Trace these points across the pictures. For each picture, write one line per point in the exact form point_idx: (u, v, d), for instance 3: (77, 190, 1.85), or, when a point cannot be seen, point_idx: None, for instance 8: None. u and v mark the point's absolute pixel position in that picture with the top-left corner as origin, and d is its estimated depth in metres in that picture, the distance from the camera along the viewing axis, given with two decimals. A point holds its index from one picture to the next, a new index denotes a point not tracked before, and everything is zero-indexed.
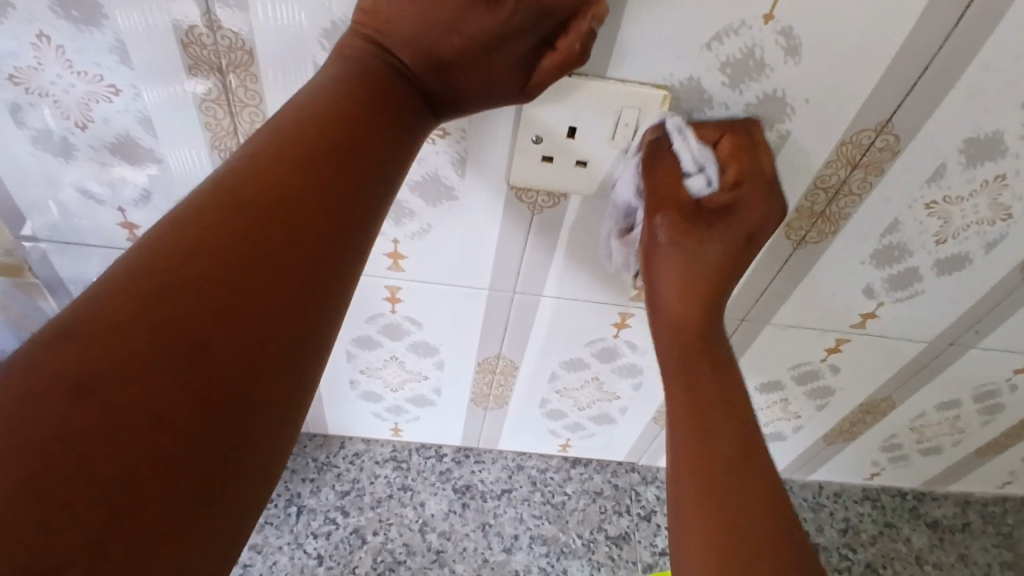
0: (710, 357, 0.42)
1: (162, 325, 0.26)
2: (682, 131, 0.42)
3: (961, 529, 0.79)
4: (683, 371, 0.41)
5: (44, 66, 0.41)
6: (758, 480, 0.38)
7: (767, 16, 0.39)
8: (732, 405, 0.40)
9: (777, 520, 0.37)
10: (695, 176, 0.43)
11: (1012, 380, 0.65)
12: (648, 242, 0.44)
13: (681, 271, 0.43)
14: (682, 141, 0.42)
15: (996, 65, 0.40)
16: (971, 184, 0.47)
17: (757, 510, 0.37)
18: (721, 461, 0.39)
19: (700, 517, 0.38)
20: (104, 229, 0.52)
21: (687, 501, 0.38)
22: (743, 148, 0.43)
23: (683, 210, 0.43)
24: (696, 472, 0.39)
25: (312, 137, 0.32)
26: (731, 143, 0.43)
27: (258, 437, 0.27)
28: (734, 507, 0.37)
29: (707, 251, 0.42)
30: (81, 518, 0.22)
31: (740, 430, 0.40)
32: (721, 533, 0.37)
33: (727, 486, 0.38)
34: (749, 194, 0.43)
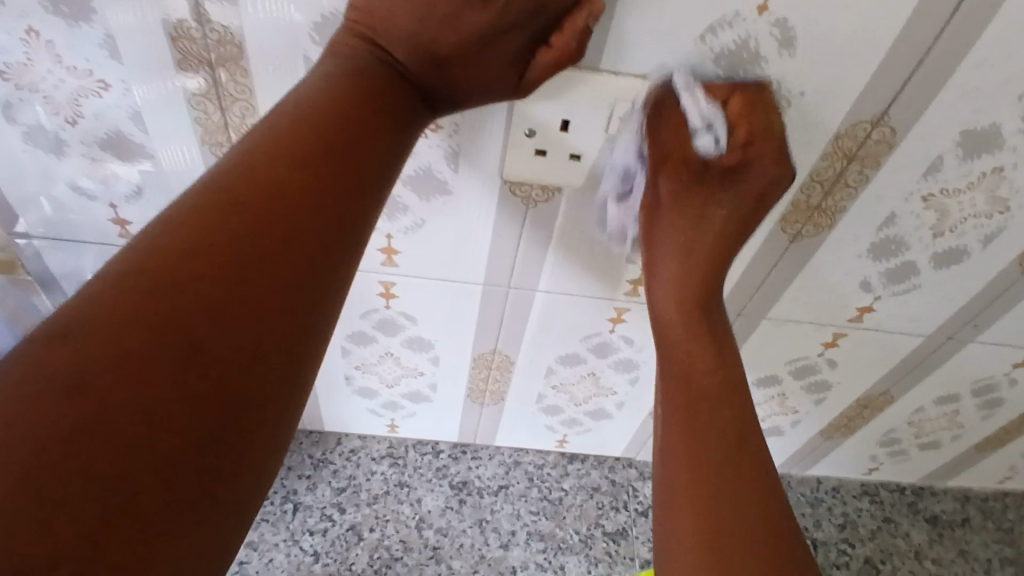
0: (707, 339, 0.43)
1: (153, 324, 0.25)
2: (692, 87, 0.41)
3: (959, 524, 0.79)
4: (677, 357, 0.43)
5: (33, 60, 0.41)
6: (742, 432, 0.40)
7: (761, 7, 0.38)
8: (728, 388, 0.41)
9: (760, 473, 0.39)
10: (703, 136, 0.43)
11: (1010, 374, 0.65)
12: (650, 200, 0.45)
13: (676, 251, 0.44)
14: (691, 98, 0.41)
15: (993, 57, 0.40)
16: (968, 177, 0.47)
17: (746, 494, 0.38)
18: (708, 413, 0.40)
19: (683, 500, 0.39)
20: (95, 224, 0.51)
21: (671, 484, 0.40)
22: (752, 108, 0.41)
23: (691, 165, 0.43)
24: (685, 455, 0.40)
25: (306, 135, 0.32)
26: (740, 103, 0.41)
27: (253, 434, 0.27)
28: (724, 475, 0.39)
29: (713, 211, 0.44)
30: (72, 518, 0.22)
31: (734, 414, 0.41)
32: (704, 519, 0.38)
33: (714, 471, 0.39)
34: (754, 151, 0.42)
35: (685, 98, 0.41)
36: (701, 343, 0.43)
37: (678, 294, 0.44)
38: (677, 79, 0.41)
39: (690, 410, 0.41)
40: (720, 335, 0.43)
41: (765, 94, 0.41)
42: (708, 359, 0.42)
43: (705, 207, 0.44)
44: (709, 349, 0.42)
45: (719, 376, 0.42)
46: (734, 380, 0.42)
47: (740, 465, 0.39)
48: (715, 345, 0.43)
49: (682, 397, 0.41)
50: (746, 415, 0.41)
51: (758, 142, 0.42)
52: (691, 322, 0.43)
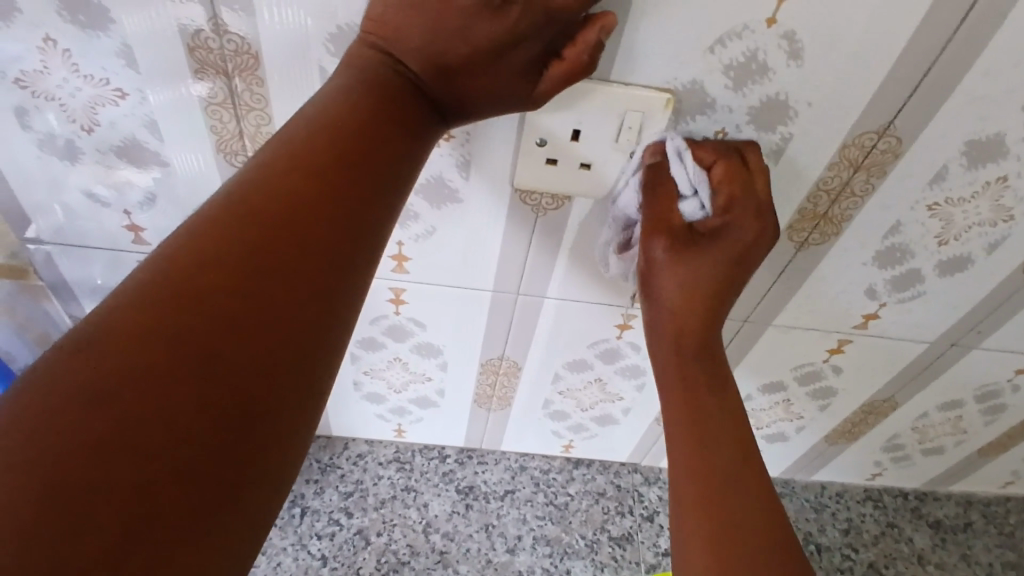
0: (705, 372, 0.44)
1: (176, 334, 0.26)
2: (682, 155, 0.43)
3: (963, 529, 0.79)
4: (680, 392, 0.43)
5: (50, 69, 0.41)
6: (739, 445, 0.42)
7: (770, 19, 0.39)
8: (731, 420, 0.42)
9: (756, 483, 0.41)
10: (690, 198, 0.44)
11: (1014, 380, 0.66)
12: (647, 263, 0.45)
13: (674, 306, 0.44)
14: (680, 164, 0.43)
15: (998, 68, 0.41)
16: (973, 185, 0.47)
17: (757, 522, 0.39)
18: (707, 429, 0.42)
19: (697, 534, 0.39)
20: (108, 231, 0.52)
21: (684, 519, 0.40)
22: (737, 176, 0.43)
23: (677, 230, 0.44)
24: (694, 487, 0.40)
25: (322, 147, 0.32)
26: (724, 170, 0.43)
27: (272, 442, 0.27)
28: (724, 490, 0.40)
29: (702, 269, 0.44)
30: (99, 526, 0.22)
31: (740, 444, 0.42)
32: (718, 550, 0.38)
33: (725, 502, 0.40)
34: (733, 219, 0.44)
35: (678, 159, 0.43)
36: (703, 380, 0.43)
37: (674, 340, 0.45)
38: (668, 145, 0.43)
39: (698, 443, 0.41)
40: (720, 368, 0.44)
41: (753, 161, 0.44)
42: (711, 393, 0.43)
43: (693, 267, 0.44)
44: (711, 385, 0.43)
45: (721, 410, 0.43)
46: (736, 413, 0.43)
47: (740, 478, 0.41)
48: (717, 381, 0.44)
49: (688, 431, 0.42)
50: (750, 443, 0.42)
51: (739, 206, 0.43)
52: (692, 360, 0.44)
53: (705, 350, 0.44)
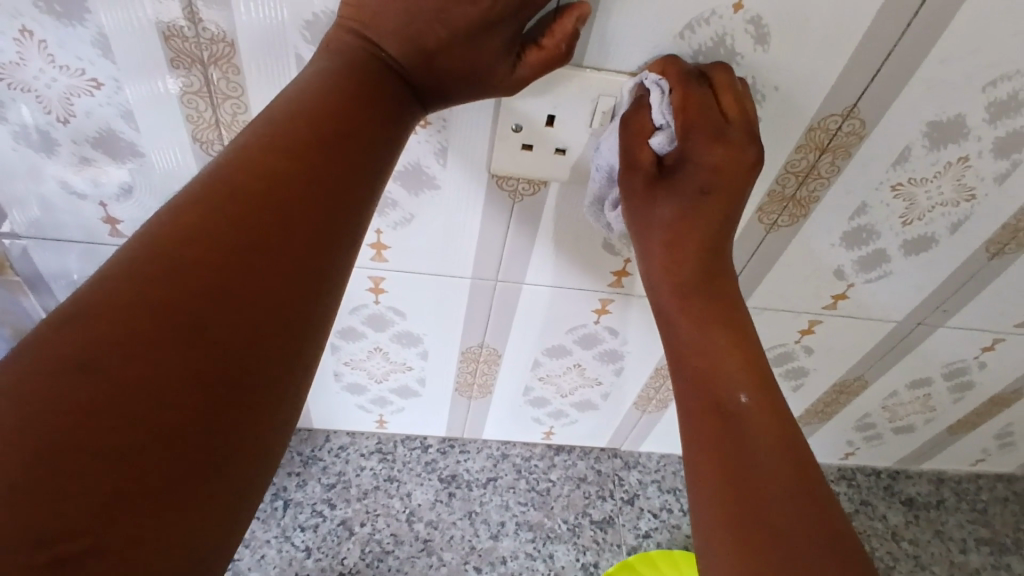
0: (715, 317, 0.41)
1: (162, 308, 0.26)
2: (660, 86, 0.41)
3: (935, 506, 0.82)
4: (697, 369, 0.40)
5: (26, 60, 0.41)
6: (754, 385, 0.39)
7: (737, 5, 0.40)
8: (761, 397, 0.38)
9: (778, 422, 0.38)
10: (660, 133, 0.42)
11: (981, 358, 0.68)
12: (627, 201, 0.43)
13: (665, 257, 0.42)
14: (658, 95, 0.41)
15: (957, 51, 0.42)
16: (936, 166, 0.49)
17: (794, 509, 0.34)
18: (717, 371, 0.39)
19: (720, 525, 0.35)
20: (85, 223, 0.52)
21: (706, 509, 0.36)
22: (693, 98, 0.40)
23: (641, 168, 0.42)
24: (707, 444, 0.37)
25: (302, 128, 0.32)
26: (682, 93, 0.40)
27: (257, 415, 0.27)
28: (739, 429, 0.37)
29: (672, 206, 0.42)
30: (85, 491, 0.23)
31: (771, 422, 0.37)
32: (739, 519, 0.35)
33: (754, 488, 0.35)
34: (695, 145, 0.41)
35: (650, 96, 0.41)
36: (724, 347, 0.40)
37: (672, 284, 0.42)
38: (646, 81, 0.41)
39: (722, 424, 0.38)
40: (745, 337, 0.40)
41: (718, 80, 0.41)
42: (735, 367, 0.39)
43: (664, 210, 0.42)
44: (733, 355, 0.39)
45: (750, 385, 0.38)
46: (767, 388, 0.39)
47: (756, 417, 0.37)
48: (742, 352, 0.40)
49: (709, 410, 0.38)
50: (778, 408, 0.38)
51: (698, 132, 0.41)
52: (710, 332, 0.40)
53: (722, 318, 0.41)
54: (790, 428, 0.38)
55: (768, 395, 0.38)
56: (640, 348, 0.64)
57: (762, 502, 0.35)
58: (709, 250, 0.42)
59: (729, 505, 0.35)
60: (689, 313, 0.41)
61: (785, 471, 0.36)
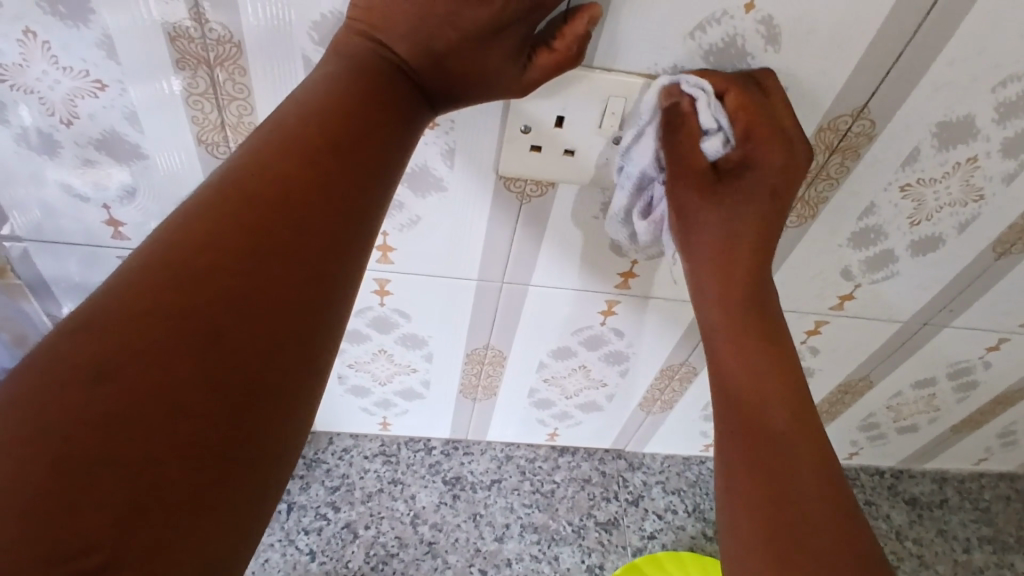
0: (760, 332, 0.41)
1: (180, 316, 0.26)
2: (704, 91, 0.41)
3: (938, 505, 0.82)
4: (737, 372, 0.40)
5: (29, 62, 0.41)
6: (794, 406, 0.39)
7: (748, 5, 0.40)
8: (796, 405, 0.39)
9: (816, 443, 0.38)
10: (713, 136, 0.43)
11: (985, 358, 0.68)
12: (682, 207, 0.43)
13: (712, 264, 0.42)
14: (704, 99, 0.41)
15: (967, 52, 0.42)
16: (945, 166, 0.49)
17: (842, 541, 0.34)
18: (762, 388, 0.39)
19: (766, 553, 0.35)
20: (87, 226, 0.51)
21: (750, 536, 0.36)
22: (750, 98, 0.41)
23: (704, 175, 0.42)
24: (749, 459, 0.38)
25: (315, 132, 0.32)
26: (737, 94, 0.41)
27: (275, 422, 0.27)
28: (782, 448, 0.38)
29: (739, 211, 0.42)
30: (105, 502, 0.22)
31: (814, 450, 0.38)
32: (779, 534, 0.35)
33: (790, 496, 0.36)
34: (759, 148, 0.42)
35: (694, 103, 0.42)
36: (768, 365, 0.40)
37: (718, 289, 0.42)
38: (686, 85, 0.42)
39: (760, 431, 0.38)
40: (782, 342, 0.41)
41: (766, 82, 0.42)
42: (778, 386, 0.39)
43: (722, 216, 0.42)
44: (772, 359, 0.40)
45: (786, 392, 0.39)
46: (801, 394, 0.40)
47: (795, 437, 0.38)
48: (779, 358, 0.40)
49: (749, 416, 0.39)
50: (816, 429, 0.39)
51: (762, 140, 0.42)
52: (750, 336, 0.41)
53: (766, 334, 0.41)
54: (827, 449, 0.38)
55: (802, 402, 0.39)
56: (646, 349, 0.64)
57: (799, 511, 0.35)
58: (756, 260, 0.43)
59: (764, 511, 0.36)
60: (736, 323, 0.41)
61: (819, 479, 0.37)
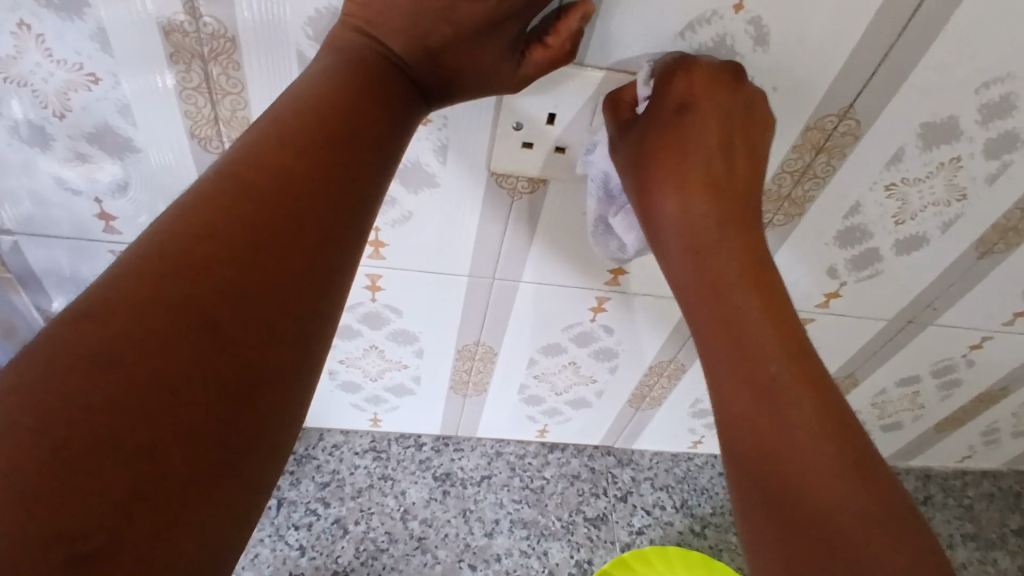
0: (740, 275, 0.39)
1: (176, 306, 0.26)
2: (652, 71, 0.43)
3: (922, 502, 0.83)
4: (719, 328, 0.38)
5: (23, 54, 0.41)
6: (782, 350, 0.36)
7: (737, 6, 0.40)
8: (787, 344, 0.37)
9: (811, 388, 0.35)
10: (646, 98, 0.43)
11: (969, 356, 0.69)
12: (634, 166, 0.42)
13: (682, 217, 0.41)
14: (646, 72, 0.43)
15: (952, 54, 0.43)
16: (928, 166, 0.50)
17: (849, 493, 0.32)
18: (746, 335, 0.37)
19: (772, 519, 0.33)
20: (79, 220, 0.51)
21: (755, 500, 0.34)
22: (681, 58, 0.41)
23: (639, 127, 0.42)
24: (742, 417, 0.36)
25: (310, 126, 0.32)
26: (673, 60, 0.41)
27: (271, 413, 0.27)
28: (775, 399, 0.35)
29: (691, 158, 0.41)
30: (104, 489, 0.22)
31: (811, 395, 0.35)
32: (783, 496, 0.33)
33: (794, 447, 0.34)
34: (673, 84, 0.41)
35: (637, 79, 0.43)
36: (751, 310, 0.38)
37: (689, 242, 0.40)
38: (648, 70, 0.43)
39: (754, 391, 0.36)
40: (766, 281, 0.39)
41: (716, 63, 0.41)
42: (764, 332, 0.37)
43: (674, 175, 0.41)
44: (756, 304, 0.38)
45: (777, 339, 0.37)
46: (793, 338, 0.37)
47: (788, 384, 0.35)
48: (765, 301, 0.38)
49: (737, 367, 0.37)
50: (812, 372, 0.36)
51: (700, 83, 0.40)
52: (726, 281, 0.39)
53: (745, 277, 0.39)
54: (827, 393, 0.36)
55: (791, 341, 0.37)
56: (634, 346, 0.65)
57: (801, 469, 0.33)
58: (724, 203, 0.41)
59: (765, 477, 0.34)
60: (711, 272, 0.39)
61: (824, 430, 0.34)
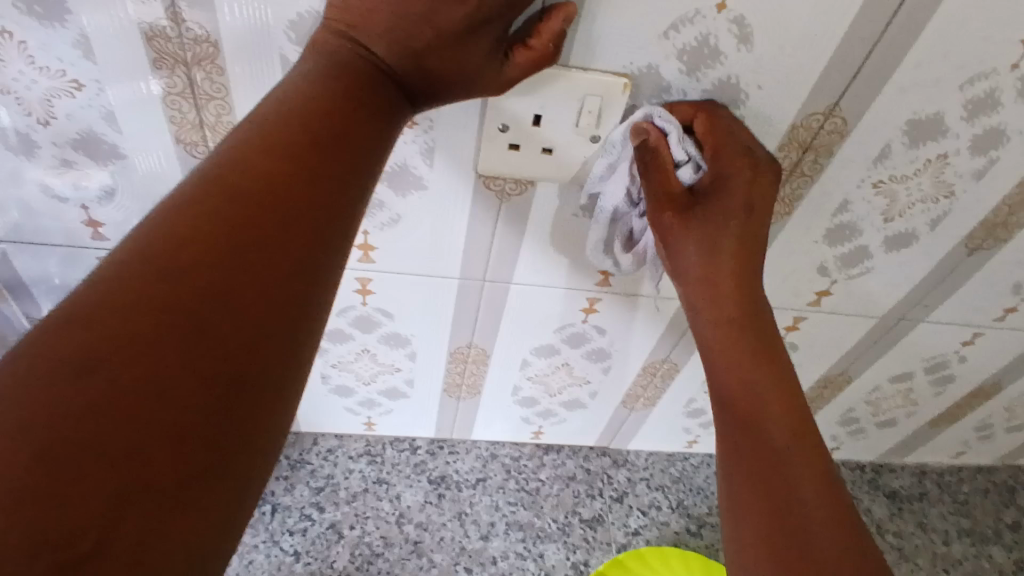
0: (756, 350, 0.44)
1: (162, 310, 0.26)
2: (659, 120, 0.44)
3: (918, 498, 0.83)
4: (734, 391, 0.43)
5: (5, 62, 0.41)
6: (788, 417, 0.42)
7: (720, 5, 0.40)
8: (791, 412, 0.42)
9: (811, 453, 0.41)
10: (684, 166, 0.46)
11: (961, 352, 0.69)
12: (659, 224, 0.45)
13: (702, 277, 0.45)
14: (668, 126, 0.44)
15: (935, 52, 0.43)
16: (915, 163, 0.50)
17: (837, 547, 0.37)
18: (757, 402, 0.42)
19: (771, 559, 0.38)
20: (66, 227, 0.51)
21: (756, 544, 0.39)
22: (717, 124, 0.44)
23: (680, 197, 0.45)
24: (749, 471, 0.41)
25: (294, 130, 0.32)
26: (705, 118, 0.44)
27: (259, 415, 0.28)
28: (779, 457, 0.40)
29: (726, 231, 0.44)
30: (90, 494, 0.22)
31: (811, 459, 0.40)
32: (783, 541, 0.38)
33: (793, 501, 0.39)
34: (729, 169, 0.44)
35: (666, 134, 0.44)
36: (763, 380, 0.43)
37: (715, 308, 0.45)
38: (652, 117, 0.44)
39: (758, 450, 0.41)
40: (767, 345, 0.44)
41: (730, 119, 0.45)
42: (773, 400, 0.42)
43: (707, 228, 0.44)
44: (760, 369, 0.43)
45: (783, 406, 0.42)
46: (798, 409, 0.42)
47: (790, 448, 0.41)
48: (768, 366, 0.43)
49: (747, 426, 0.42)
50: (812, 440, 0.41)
51: (727, 155, 0.44)
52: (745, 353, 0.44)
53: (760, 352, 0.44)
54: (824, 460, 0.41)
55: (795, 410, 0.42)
56: (627, 347, 0.65)
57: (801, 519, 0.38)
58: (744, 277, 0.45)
59: (768, 523, 0.39)
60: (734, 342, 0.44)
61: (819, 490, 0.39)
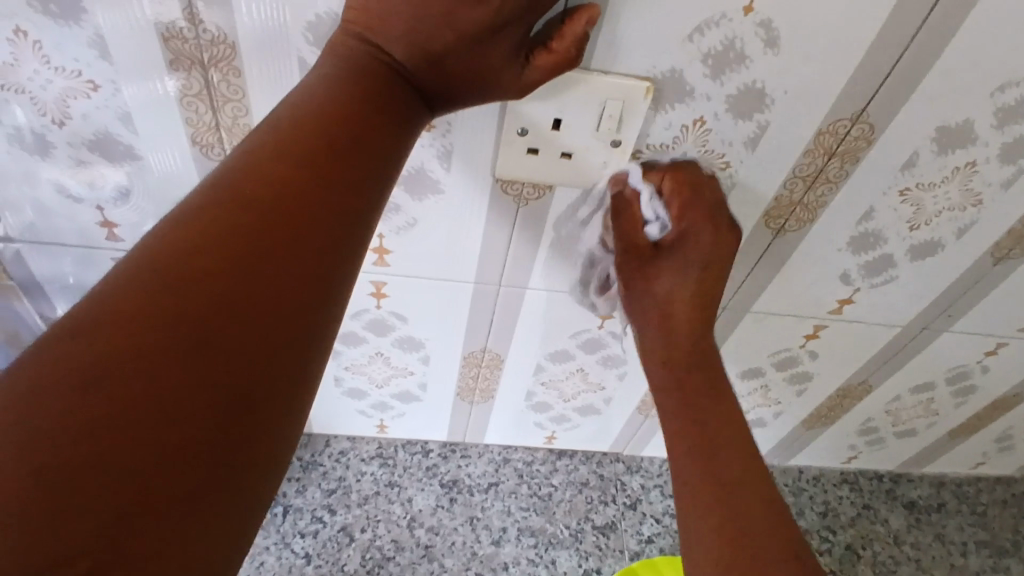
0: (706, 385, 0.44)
1: (170, 321, 0.26)
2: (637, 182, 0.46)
3: (936, 509, 0.82)
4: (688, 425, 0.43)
5: (21, 61, 0.40)
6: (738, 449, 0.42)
7: (747, 8, 0.39)
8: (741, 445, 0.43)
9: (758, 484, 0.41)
10: (652, 224, 0.47)
11: (983, 362, 0.67)
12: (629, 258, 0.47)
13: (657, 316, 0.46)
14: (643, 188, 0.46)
15: (967, 58, 0.42)
16: (943, 171, 0.49)
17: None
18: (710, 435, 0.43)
19: None
20: (80, 227, 0.51)
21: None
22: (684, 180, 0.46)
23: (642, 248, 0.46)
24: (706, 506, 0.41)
25: (308, 135, 0.32)
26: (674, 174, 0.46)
27: (268, 429, 0.27)
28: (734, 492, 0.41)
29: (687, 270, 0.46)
30: (93, 511, 0.22)
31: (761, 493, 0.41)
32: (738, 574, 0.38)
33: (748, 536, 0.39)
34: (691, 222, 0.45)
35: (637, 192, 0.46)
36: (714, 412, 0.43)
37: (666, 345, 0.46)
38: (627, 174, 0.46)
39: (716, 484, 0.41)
40: (719, 384, 0.45)
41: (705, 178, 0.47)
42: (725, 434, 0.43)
43: (665, 268, 0.46)
44: (709, 403, 0.44)
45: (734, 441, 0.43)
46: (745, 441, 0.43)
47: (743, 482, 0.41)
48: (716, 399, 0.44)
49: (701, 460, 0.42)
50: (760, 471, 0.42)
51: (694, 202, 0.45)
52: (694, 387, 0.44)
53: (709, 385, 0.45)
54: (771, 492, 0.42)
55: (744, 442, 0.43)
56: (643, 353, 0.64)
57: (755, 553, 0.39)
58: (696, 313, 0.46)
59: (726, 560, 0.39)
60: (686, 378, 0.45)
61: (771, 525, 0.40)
